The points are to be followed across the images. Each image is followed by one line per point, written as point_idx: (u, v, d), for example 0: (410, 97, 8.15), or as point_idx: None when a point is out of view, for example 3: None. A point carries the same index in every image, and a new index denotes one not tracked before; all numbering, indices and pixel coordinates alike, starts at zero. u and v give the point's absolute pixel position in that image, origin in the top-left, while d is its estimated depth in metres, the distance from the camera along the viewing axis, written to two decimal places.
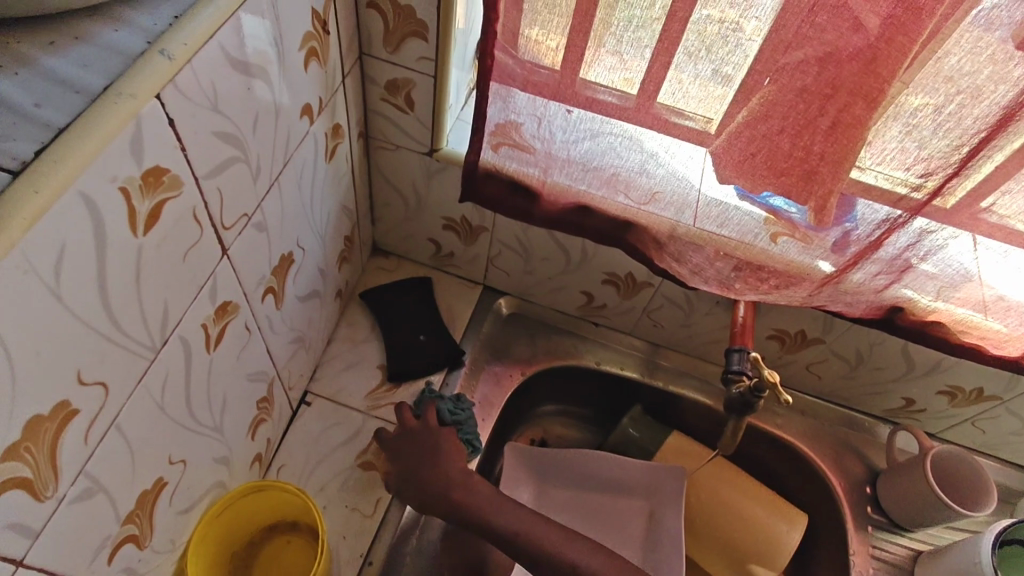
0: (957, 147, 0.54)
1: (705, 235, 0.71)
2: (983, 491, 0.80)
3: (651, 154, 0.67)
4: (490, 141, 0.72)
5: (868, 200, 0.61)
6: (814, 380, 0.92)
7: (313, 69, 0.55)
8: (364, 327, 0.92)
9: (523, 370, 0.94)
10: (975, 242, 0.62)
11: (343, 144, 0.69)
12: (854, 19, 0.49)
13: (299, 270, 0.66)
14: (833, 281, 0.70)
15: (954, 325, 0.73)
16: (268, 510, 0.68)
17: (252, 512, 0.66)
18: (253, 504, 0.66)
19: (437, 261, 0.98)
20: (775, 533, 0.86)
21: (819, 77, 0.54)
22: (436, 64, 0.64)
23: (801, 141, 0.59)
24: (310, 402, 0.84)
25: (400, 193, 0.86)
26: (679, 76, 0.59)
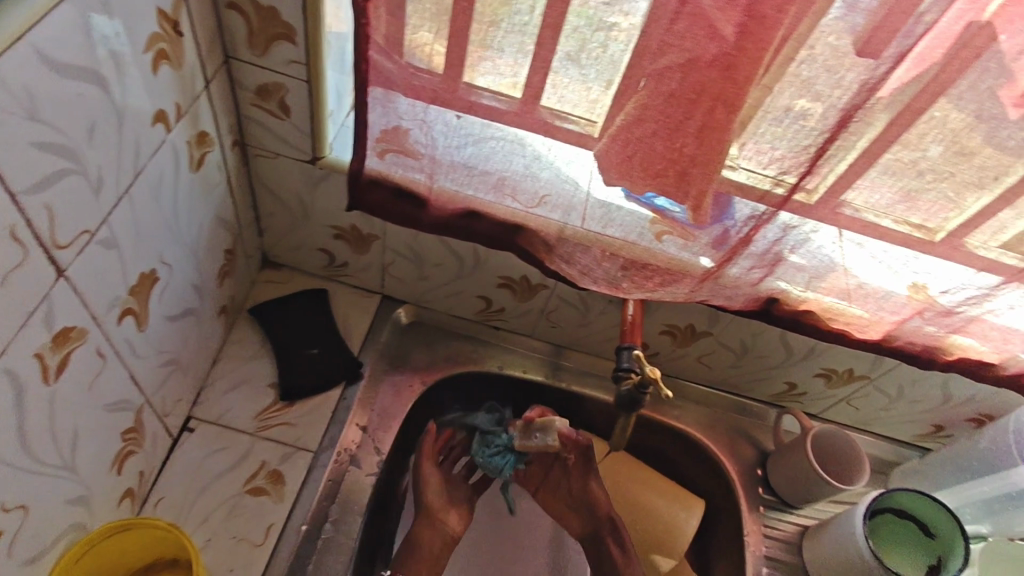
0: (805, 148, 0.58)
1: (591, 236, 0.72)
2: (856, 464, 0.87)
3: (535, 157, 0.67)
4: (375, 148, 0.71)
5: (741, 198, 0.64)
6: (705, 371, 0.96)
7: (163, 74, 0.51)
8: (254, 344, 0.87)
9: (423, 378, 0.92)
10: (840, 234, 0.67)
11: (212, 152, 0.65)
12: (709, 28, 0.52)
13: (165, 288, 0.62)
14: (712, 277, 0.73)
15: (823, 313, 0.78)
16: (137, 551, 0.63)
17: (118, 555, 0.61)
18: (119, 546, 0.60)
19: (330, 271, 0.93)
20: (674, 518, 0.93)
21: (683, 82, 0.56)
22: (308, 68, 0.62)
23: (673, 143, 0.60)
24: (192, 429, 0.79)
25: (285, 204, 0.82)
26: (557, 79, 0.60)
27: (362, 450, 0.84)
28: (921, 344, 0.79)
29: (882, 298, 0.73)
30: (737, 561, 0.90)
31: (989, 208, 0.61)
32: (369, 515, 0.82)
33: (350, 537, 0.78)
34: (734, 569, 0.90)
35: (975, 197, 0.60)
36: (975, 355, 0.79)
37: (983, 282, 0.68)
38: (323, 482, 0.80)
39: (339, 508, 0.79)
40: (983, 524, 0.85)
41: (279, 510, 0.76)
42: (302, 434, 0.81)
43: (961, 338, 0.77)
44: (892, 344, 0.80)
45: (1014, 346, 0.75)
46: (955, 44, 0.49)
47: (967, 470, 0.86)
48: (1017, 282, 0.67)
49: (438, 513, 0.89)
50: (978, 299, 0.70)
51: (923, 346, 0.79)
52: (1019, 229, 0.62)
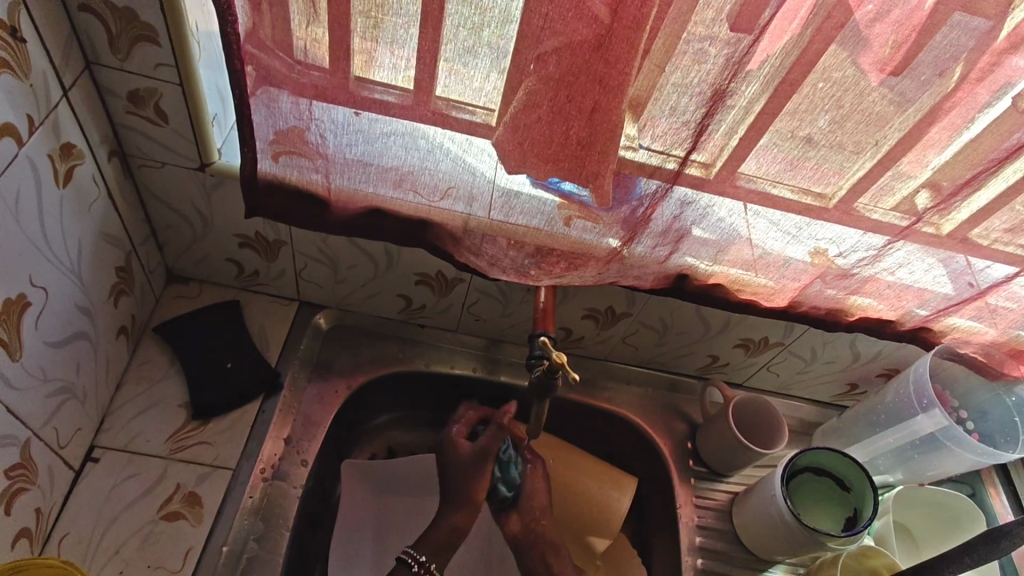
0: (686, 124, 0.60)
1: (496, 225, 0.72)
2: (778, 429, 0.89)
3: (430, 149, 0.66)
4: (267, 150, 0.68)
5: (646, 177, 0.65)
6: (631, 351, 0.97)
7: (4, 82, 0.50)
8: (162, 365, 0.83)
9: (349, 382, 0.90)
10: (744, 206, 0.69)
11: (83, 165, 0.62)
12: (581, 11, 0.52)
13: (41, 313, 0.59)
14: (618, 256, 0.74)
15: (731, 284, 0.79)
16: None
17: None
18: None
19: (243, 281, 0.90)
20: (607, 501, 0.92)
21: (561, 66, 0.56)
22: (179, 70, 0.60)
23: (563, 127, 0.61)
24: (97, 458, 0.75)
25: (182, 215, 0.78)
26: (451, 66, 0.58)
27: (286, 459, 0.82)
28: (825, 307, 0.82)
29: (784, 266, 0.75)
30: (673, 535, 0.91)
31: (870, 172, 0.63)
32: (297, 529, 0.80)
33: (275, 554, 0.75)
34: (670, 543, 0.91)
35: (858, 162, 0.62)
36: (874, 314, 0.82)
37: (871, 242, 0.70)
38: (245, 499, 0.77)
39: (262, 526, 0.76)
40: (893, 474, 0.90)
41: (196, 534, 0.73)
42: (220, 452, 0.78)
43: (861, 298, 0.80)
44: (798, 309, 0.82)
45: (908, 303, 0.79)
46: (818, 16, 0.51)
47: (876, 425, 0.90)
48: (902, 240, 0.70)
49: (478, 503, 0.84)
50: (870, 260, 0.73)
51: (827, 309, 0.82)
52: (901, 192, 0.65)
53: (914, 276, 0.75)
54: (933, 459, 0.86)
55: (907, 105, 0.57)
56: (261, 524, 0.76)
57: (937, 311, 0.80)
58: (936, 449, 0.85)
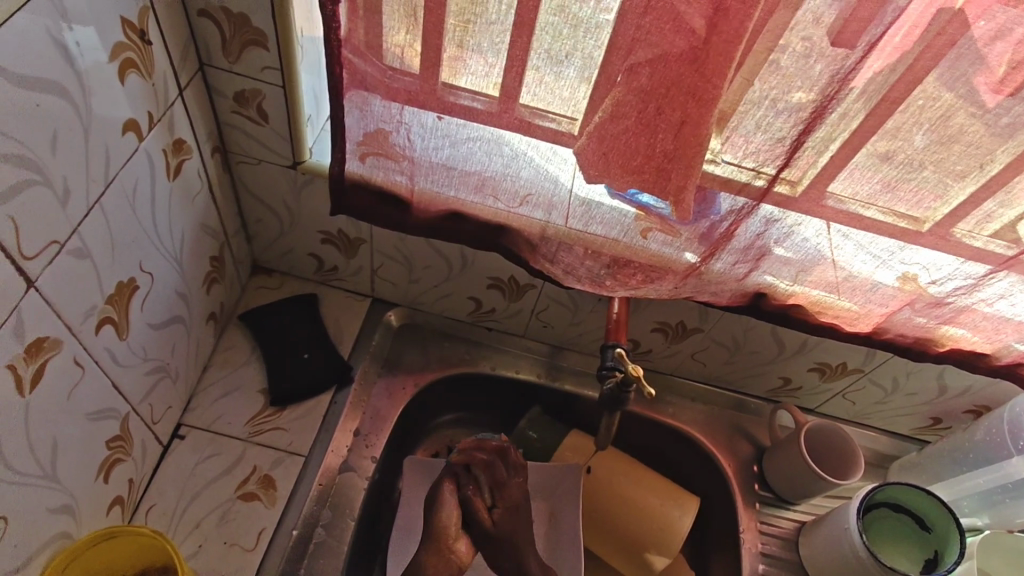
0: (780, 140, 0.59)
1: (574, 233, 0.73)
2: (851, 459, 0.86)
3: (514, 157, 0.67)
4: (354, 150, 0.70)
5: (728, 194, 0.64)
6: (699, 367, 0.95)
7: (131, 82, 0.52)
8: (245, 351, 0.87)
9: (416, 380, 0.93)
10: (830, 226, 0.66)
11: (191, 159, 0.66)
12: (677, 22, 0.52)
13: (147, 297, 0.63)
14: (696, 272, 0.73)
15: (812, 306, 0.77)
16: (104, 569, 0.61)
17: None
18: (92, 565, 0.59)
19: (322, 275, 0.94)
20: (671, 520, 0.88)
21: (652, 78, 0.56)
22: (282, 74, 0.63)
23: (648, 140, 0.60)
24: (183, 435, 0.79)
25: (272, 210, 0.82)
26: (540, 75, 0.59)
27: (354, 452, 0.85)
28: (912, 336, 0.78)
29: (872, 291, 0.72)
30: (733, 559, 0.89)
31: (972, 198, 0.60)
32: (362, 518, 0.82)
33: (340, 541, 0.79)
34: (732, 566, 0.88)
35: (961, 185, 0.59)
36: (967, 346, 0.78)
37: (970, 271, 0.67)
38: (315, 485, 0.80)
39: (330, 514, 0.79)
40: (981, 517, 0.85)
41: (270, 515, 0.76)
42: (295, 438, 0.82)
43: (954, 329, 0.76)
44: (882, 337, 0.79)
45: (1006, 337, 0.74)
46: (930, 32, 0.49)
47: (961, 464, 0.87)
48: (1006, 270, 0.66)
49: (449, 541, 0.72)
50: (968, 289, 0.69)
51: (915, 338, 0.78)
52: (1007, 218, 0.61)
53: (1016, 309, 0.71)
54: None
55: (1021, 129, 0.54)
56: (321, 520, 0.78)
57: None
58: None
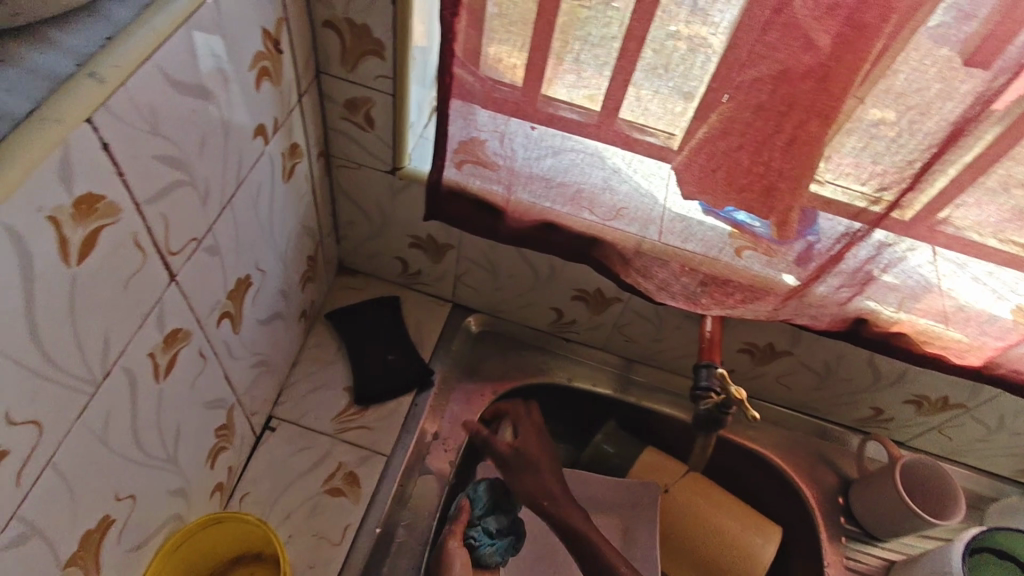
0: (910, 163, 0.56)
1: (670, 249, 0.71)
2: (951, 501, 0.81)
3: (614, 170, 0.67)
4: (453, 158, 0.71)
5: (828, 215, 0.62)
6: (783, 391, 0.92)
7: (264, 89, 0.54)
8: (331, 349, 0.90)
9: (495, 388, 0.92)
10: (935, 254, 0.64)
11: (302, 163, 0.69)
12: (805, 39, 0.50)
13: (258, 293, 0.66)
14: (798, 295, 0.71)
15: (917, 335, 0.73)
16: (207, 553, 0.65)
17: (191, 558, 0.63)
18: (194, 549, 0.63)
19: (407, 279, 0.96)
20: (752, 548, 0.85)
21: (774, 94, 0.54)
22: (394, 83, 0.65)
23: (759, 156, 0.59)
24: (274, 427, 0.82)
25: (366, 214, 0.84)
26: (639, 92, 0.59)
27: (433, 455, 0.85)
28: None
29: (987, 322, 0.68)
30: None
31: None
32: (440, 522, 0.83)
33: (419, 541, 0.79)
34: None
35: None
36: None
37: None
38: (397, 486, 0.81)
39: (411, 514, 0.80)
40: None
41: (355, 511, 0.78)
42: (378, 437, 0.83)
43: None
44: (992, 371, 0.74)
45: None
46: None
47: None
48: None
49: None
50: None
51: None
52: None
53: None
54: None
55: None
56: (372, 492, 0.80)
57: None
58: None
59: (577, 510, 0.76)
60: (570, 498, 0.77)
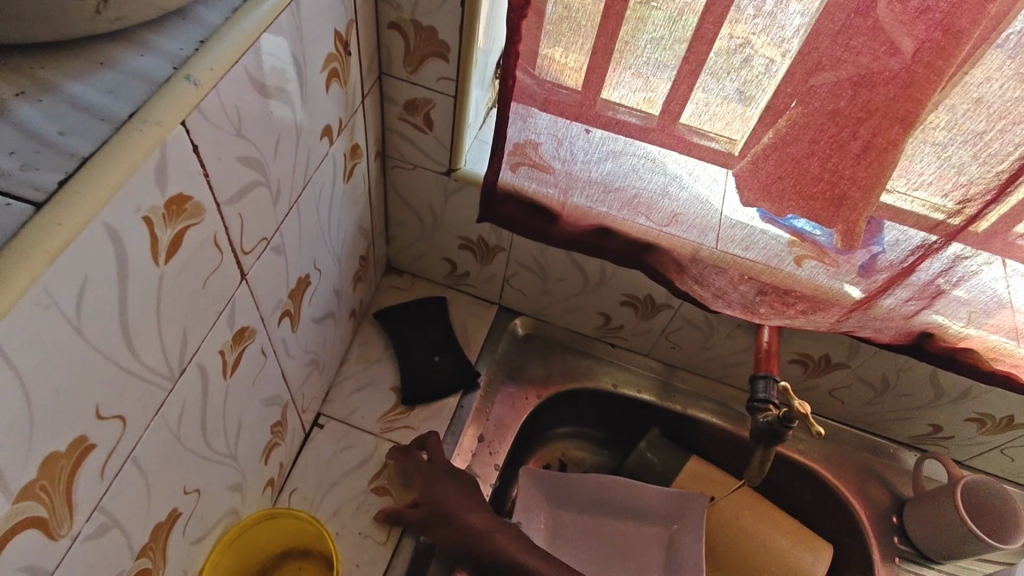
0: (996, 173, 0.53)
1: (729, 257, 0.70)
2: (1012, 526, 0.78)
3: (674, 176, 0.66)
4: (509, 161, 0.71)
5: (897, 224, 0.60)
6: (836, 405, 0.90)
7: (333, 90, 0.55)
8: (378, 348, 0.91)
9: (539, 392, 0.92)
10: (1002, 261, 0.60)
11: (361, 164, 0.69)
12: (890, 43, 0.48)
13: (314, 292, 0.66)
14: (863, 306, 0.69)
15: (986, 352, 0.70)
16: (261, 547, 0.66)
17: (248, 551, 0.64)
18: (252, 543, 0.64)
19: (453, 280, 0.96)
20: (801, 564, 0.83)
21: (853, 101, 0.53)
22: (456, 85, 0.65)
23: (831, 163, 0.57)
24: (323, 424, 0.83)
25: (417, 214, 0.85)
26: (707, 99, 0.58)
27: (478, 457, 0.85)
28: None
29: None
30: None
31: None
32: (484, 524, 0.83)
33: None
34: None
35: None
36: None
37: None
38: None
39: None
40: None
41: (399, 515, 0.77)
42: None
43: None
44: None
45: None
46: None
47: None
48: None
49: None
50: None
51: None
52: None
53: None
54: None
55: None
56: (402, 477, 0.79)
57: None
58: None
59: (455, 483, 0.73)
60: (449, 474, 0.74)
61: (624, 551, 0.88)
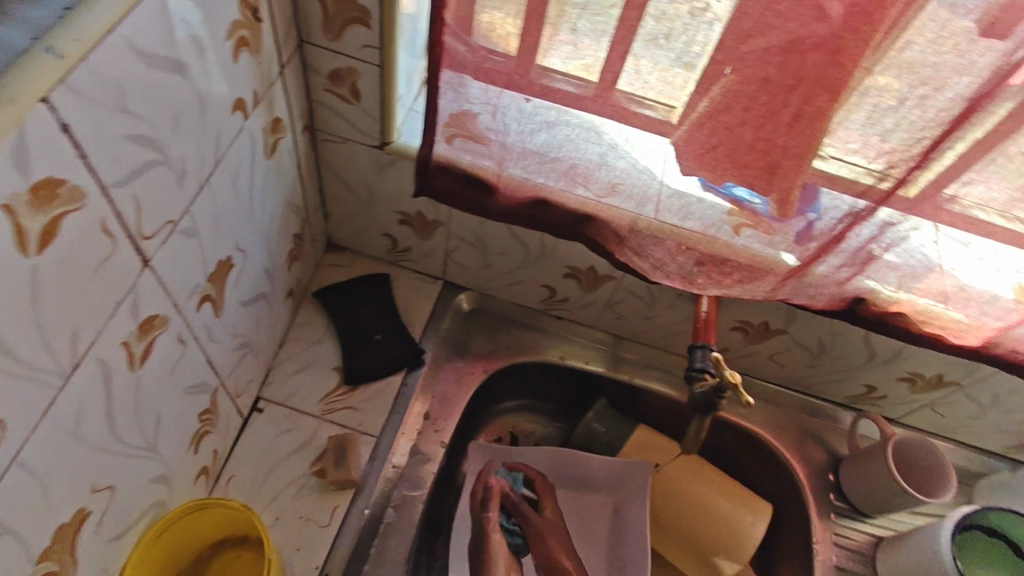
0: (918, 140, 0.54)
1: (666, 227, 0.70)
2: (941, 478, 0.81)
3: (611, 146, 0.65)
4: (443, 132, 0.69)
5: (831, 189, 0.60)
6: (776, 369, 0.91)
7: (243, 59, 0.51)
8: (318, 328, 0.88)
9: (485, 366, 0.91)
10: (940, 232, 0.62)
11: (285, 138, 0.65)
12: (818, 8, 0.48)
13: (239, 275, 0.63)
14: (798, 274, 0.69)
15: (915, 316, 0.72)
16: (186, 542, 0.64)
17: (172, 548, 0.62)
18: (174, 540, 0.61)
19: (394, 256, 0.93)
20: (741, 526, 0.85)
21: (782, 68, 0.52)
22: (381, 53, 0.61)
23: (764, 131, 0.57)
24: (261, 408, 0.81)
25: (352, 189, 0.81)
26: (638, 63, 0.56)
27: (423, 435, 0.84)
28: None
29: (987, 303, 0.67)
30: (803, 569, 0.86)
31: None
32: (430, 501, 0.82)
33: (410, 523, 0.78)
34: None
35: None
36: None
37: None
38: (388, 466, 0.81)
39: (399, 494, 0.80)
40: None
41: (341, 493, 0.77)
42: (365, 418, 0.82)
43: None
44: (991, 352, 0.73)
45: None
46: None
47: None
48: None
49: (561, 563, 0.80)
50: None
51: None
52: None
53: None
54: None
55: None
56: (343, 455, 0.77)
57: None
58: None
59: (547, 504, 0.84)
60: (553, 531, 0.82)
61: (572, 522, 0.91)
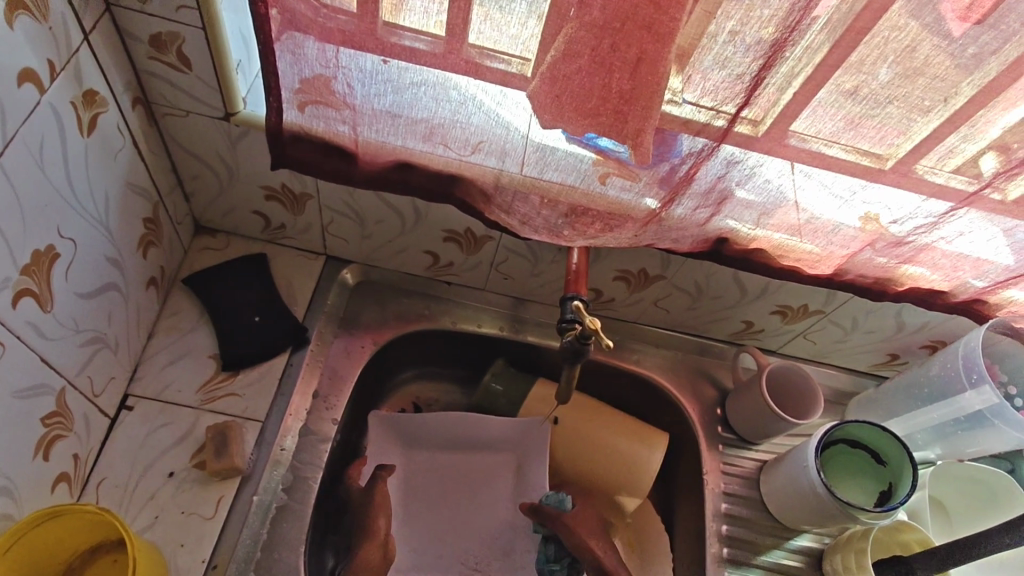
0: (740, 77, 0.55)
1: (529, 181, 0.69)
2: (812, 398, 0.87)
3: (463, 101, 0.63)
4: (292, 99, 0.65)
5: (691, 135, 0.61)
6: (663, 314, 0.94)
7: (23, 25, 0.48)
8: (191, 315, 0.83)
9: (375, 338, 0.90)
10: (793, 167, 0.64)
11: (107, 113, 0.60)
12: None
13: (70, 265, 0.59)
14: (656, 219, 0.71)
15: (773, 250, 0.76)
16: (47, 553, 0.60)
17: (27, 563, 0.58)
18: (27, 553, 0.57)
19: (270, 234, 0.89)
20: (639, 459, 0.89)
21: (606, 10, 0.52)
22: (201, 14, 0.57)
23: (603, 78, 0.56)
24: (131, 406, 0.76)
25: (207, 165, 0.76)
26: (485, 11, 0.54)
27: (314, 413, 0.82)
28: (872, 276, 0.78)
29: (833, 232, 0.71)
30: (696, 500, 0.90)
31: (936, 132, 0.58)
32: (324, 480, 0.81)
33: (304, 504, 0.77)
34: (694, 506, 0.90)
35: (923, 121, 0.57)
36: (926, 285, 0.78)
37: (932, 209, 0.66)
38: (277, 450, 0.78)
39: (291, 476, 0.78)
40: (932, 450, 0.88)
41: (227, 483, 0.74)
42: (249, 404, 0.79)
43: (912, 268, 0.76)
44: (843, 278, 0.79)
45: (964, 273, 0.75)
46: None
47: (916, 399, 0.88)
48: (966, 207, 0.65)
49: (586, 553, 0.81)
50: (927, 228, 0.69)
51: (875, 278, 0.78)
52: (968, 152, 0.59)
53: (974, 246, 0.71)
54: (978, 437, 0.83)
55: (988, 59, 0.51)
56: (224, 444, 0.74)
57: (994, 283, 0.75)
58: (984, 427, 0.81)
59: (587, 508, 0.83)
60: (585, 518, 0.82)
61: (477, 482, 0.91)
